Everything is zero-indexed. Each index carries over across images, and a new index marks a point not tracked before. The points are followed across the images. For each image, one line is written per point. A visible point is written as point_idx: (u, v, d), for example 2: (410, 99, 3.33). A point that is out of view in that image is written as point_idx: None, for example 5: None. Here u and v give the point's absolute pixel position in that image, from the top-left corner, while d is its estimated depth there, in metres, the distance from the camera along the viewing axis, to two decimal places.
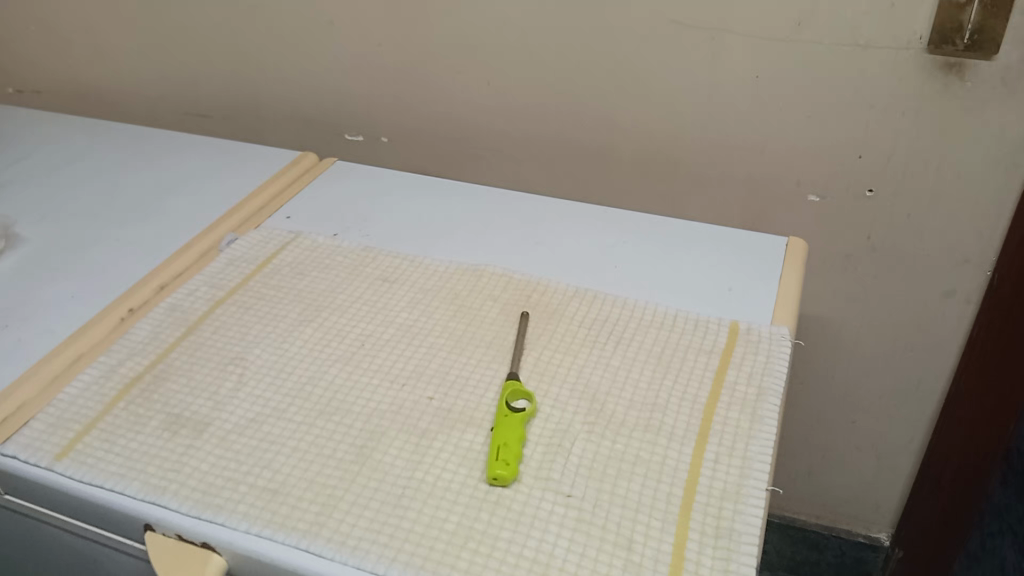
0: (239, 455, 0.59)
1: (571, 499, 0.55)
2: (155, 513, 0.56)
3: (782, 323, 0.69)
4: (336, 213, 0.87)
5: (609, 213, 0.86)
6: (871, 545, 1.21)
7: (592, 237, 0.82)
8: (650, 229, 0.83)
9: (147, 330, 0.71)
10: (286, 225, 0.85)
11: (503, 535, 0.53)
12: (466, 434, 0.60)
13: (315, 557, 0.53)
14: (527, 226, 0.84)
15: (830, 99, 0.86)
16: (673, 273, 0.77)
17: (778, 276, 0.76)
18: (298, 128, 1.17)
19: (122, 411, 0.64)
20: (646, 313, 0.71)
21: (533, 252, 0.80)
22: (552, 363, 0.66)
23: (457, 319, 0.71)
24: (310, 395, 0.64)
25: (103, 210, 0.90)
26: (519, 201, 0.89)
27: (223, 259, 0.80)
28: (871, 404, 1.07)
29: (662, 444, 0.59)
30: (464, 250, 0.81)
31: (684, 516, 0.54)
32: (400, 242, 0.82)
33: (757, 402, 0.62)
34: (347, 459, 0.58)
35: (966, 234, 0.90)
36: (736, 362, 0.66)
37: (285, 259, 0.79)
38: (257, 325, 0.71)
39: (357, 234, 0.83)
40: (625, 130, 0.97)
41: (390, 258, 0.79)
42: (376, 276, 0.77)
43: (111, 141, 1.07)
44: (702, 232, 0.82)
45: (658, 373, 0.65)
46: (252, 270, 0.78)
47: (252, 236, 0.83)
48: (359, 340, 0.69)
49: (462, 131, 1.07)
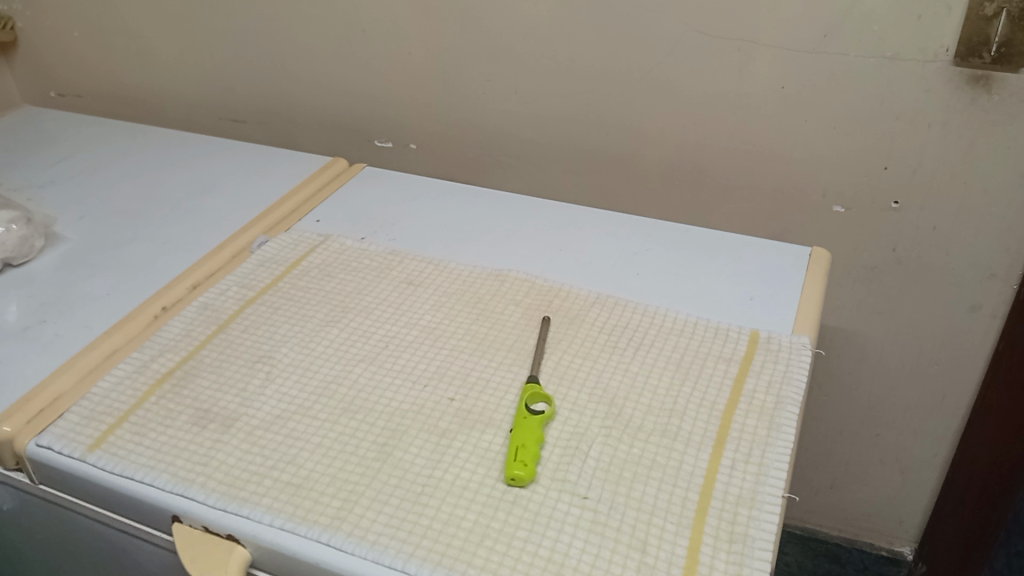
0: (265, 450, 0.61)
1: (587, 500, 0.56)
2: (183, 504, 0.58)
3: (802, 333, 0.70)
4: (364, 217, 0.89)
5: (633, 221, 0.87)
6: (893, 560, 1.20)
7: (614, 244, 0.83)
8: (674, 239, 0.84)
9: (179, 327, 0.74)
10: (316, 228, 0.87)
11: (518, 533, 0.54)
12: (486, 434, 0.61)
13: (335, 550, 0.54)
14: (551, 232, 0.85)
15: (856, 111, 0.86)
16: (694, 281, 0.77)
17: (800, 286, 0.76)
18: (329, 133, 1.20)
19: (153, 405, 0.65)
20: (667, 320, 0.72)
21: (556, 258, 0.81)
22: (572, 367, 0.67)
23: (479, 322, 0.72)
24: (334, 393, 0.66)
25: (139, 210, 0.93)
26: (544, 208, 0.90)
27: (254, 260, 0.82)
28: (895, 417, 1.07)
29: (679, 449, 0.60)
30: (488, 255, 0.82)
31: (698, 521, 0.55)
32: (426, 246, 0.83)
33: (775, 410, 0.63)
34: (368, 457, 0.60)
35: (993, 248, 0.89)
36: (755, 370, 0.66)
37: (314, 261, 0.81)
38: (285, 324, 0.73)
39: (384, 237, 0.85)
40: (651, 140, 0.98)
41: (416, 261, 0.81)
42: (402, 279, 0.78)
43: (148, 144, 1.09)
44: (726, 242, 0.83)
45: (676, 379, 0.66)
46: (282, 271, 0.80)
47: (282, 238, 0.85)
48: (383, 341, 0.71)
49: (490, 138, 1.08)
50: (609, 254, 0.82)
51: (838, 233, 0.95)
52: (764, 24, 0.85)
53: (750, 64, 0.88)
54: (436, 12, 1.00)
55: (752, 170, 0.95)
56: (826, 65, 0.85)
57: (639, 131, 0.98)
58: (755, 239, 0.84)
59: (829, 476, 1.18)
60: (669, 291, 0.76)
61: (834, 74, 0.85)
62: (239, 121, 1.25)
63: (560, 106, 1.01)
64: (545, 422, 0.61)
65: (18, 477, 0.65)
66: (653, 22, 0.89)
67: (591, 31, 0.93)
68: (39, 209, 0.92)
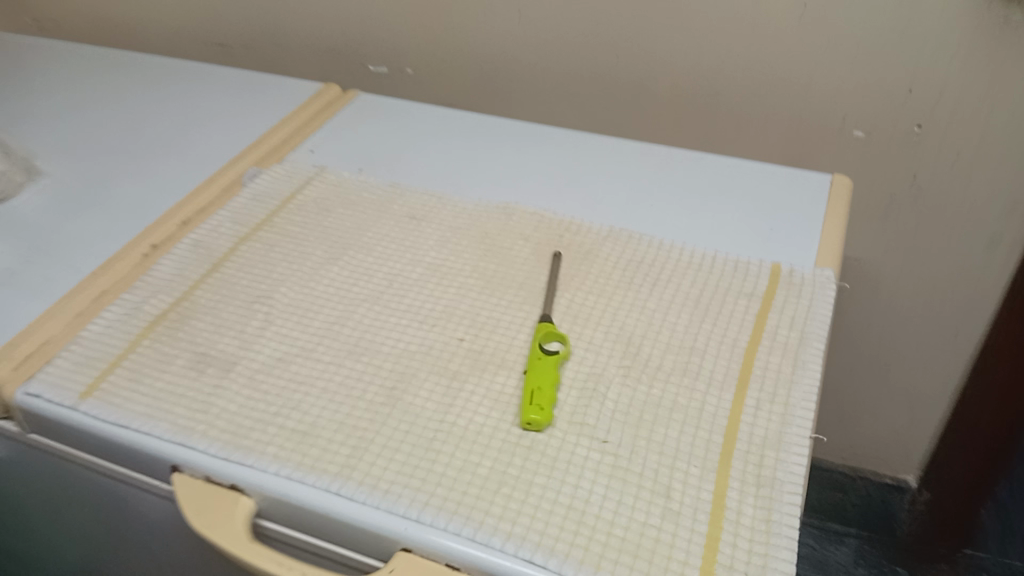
0: (268, 396, 0.58)
1: (607, 445, 0.54)
2: (184, 455, 0.55)
3: (825, 267, 0.67)
4: (362, 149, 0.84)
5: (645, 150, 0.83)
6: (896, 488, 1.20)
7: (625, 175, 0.79)
8: (688, 169, 0.80)
9: (171, 267, 0.70)
10: (310, 160, 0.83)
11: (537, 480, 0.52)
12: (499, 376, 0.58)
13: (346, 500, 0.52)
14: (559, 163, 0.81)
15: (881, 30, 0.81)
16: (710, 214, 0.74)
17: (821, 219, 0.73)
18: (321, 59, 1.14)
19: (148, 349, 0.62)
20: (684, 255, 0.68)
21: (566, 190, 0.77)
22: (586, 305, 0.64)
23: (486, 259, 0.69)
24: (338, 334, 0.62)
25: (125, 145, 0.88)
26: (551, 138, 0.85)
27: (246, 194, 0.77)
28: (905, 350, 1.05)
29: (701, 390, 0.57)
30: (495, 188, 0.78)
31: (724, 465, 0.52)
32: (428, 179, 0.79)
33: (800, 348, 0.60)
34: (377, 402, 0.57)
35: (1018, 175, 0.85)
36: (778, 306, 0.63)
37: (310, 195, 0.77)
38: (283, 263, 0.70)
39: (383, 170, 0.81)
40: (661, 64, 0.93)
41: (417, 195, 0.76)
42: (403, 214, 0.74)
43: (131, 72, 1.04)
44: (741, 173, 0.79)
45: (696, 316, 0.63)
46: (277, 206, 0.76)
47: (274, 171, 0.80)
48: (387, 279, 0.67)
49: (491, 63, 1.03)
50: (620, 188, 0.78)
51: (856, 160, 0.91)
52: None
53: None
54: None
55: (768, 96, 0.91)
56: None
57: (650, 55, 0.93)
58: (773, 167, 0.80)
59: (837, 409, 1.16)
60: (685, 225, 0.72)
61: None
62: (226, 46, 1.19)
63: (565, 28, 0.95)
64: (560, 362, 0.58)
65: (10, 427, 0.62)
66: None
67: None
68: (18, 143, 0.87)
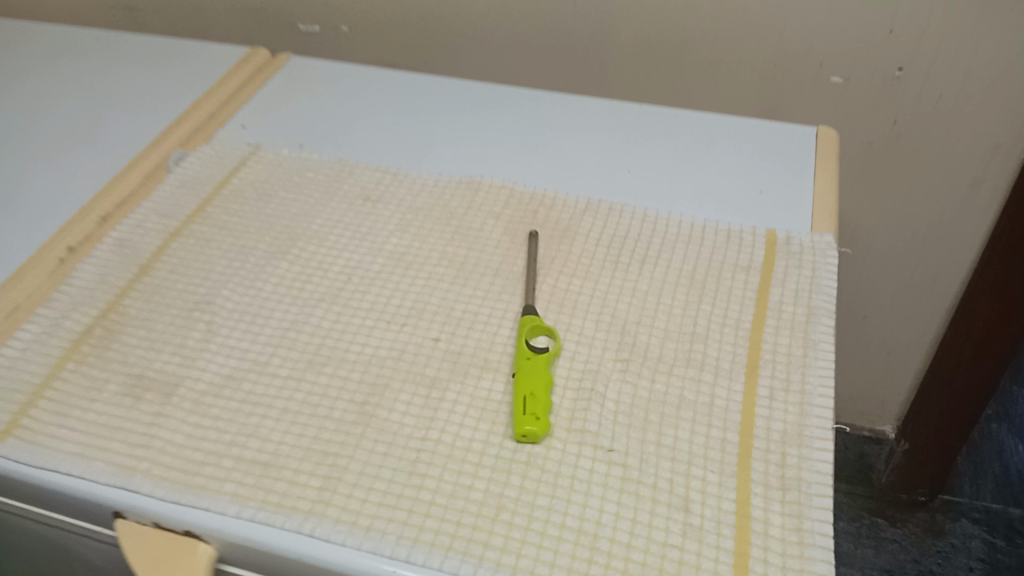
0: (220, 423, 0.51)
1: (613, 454, 0.48)
2: (126, 500, 0.48)
3: (824, 230, 0.61)
4: (300, 121, 0.75)
5: (614, 108, 0.76)
6: (875, 439, 1.22)
7: (596, 137, 0.72)
8: (663, 127, 0.73)
9: (93, 272, 0.61)
10: (243, 136, 0.73)
11: (540, 502, 0.46)
12: (483, 381, 0.52)
13: (321, 542, 0.45)
14: (523, 127, 0.74)
15: None
16: (693, 177, 0.68)
17: (812, 175, 0.67)
18: (243, 18, 1.03)
19: (74, 374, 0.54)
20: (671, 227, 0.63)
21: (533, 158, 0.70)
22: (571, 291, 0.58)
23: (455, 243, 0.62)
24: (295, 343, 0.55)
25: (27, 128, 0.77)
26: (510, 99, 0.78)
27: (173, 181, 0.68)
28: (884, 301, 1.03)
29: (708, 382, 0.52)
30: (455, 160, 0.70)
31: (743, 468, 0.47)
32: (379, 152, 0.71)
33: (808, 325, 0.55)
34: (347, 422, 0.50)
35: (1001, 116, 0.82)
36: (779, 279, 0.58)
37: (246, 177, 0.68)
38: (223, 259, 0.61)
39: (327, 144, 0.72)
40: (619, 11, 0.86)
41: (369, 171, 0.68)
42: (355, 195, 0.66)
43: (26, 41, 0.92)
44: (721, 128, 0.73)
45: (692, 296, 0.57)
46: (210, 192, 0.67)
47: (203, 152, 0.71)
48: (344, 273, 0.60)
49: (434, 17, 0.94)
50: (592, 152, 0.71)
51: (830, 106, 0.87)
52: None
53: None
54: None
55: (736, 37, 0.84)
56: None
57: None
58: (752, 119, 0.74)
59: None
60: (668, 190, 0.66)
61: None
62: (134, 8, 1.07)
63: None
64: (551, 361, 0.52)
65: None
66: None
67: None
68: None
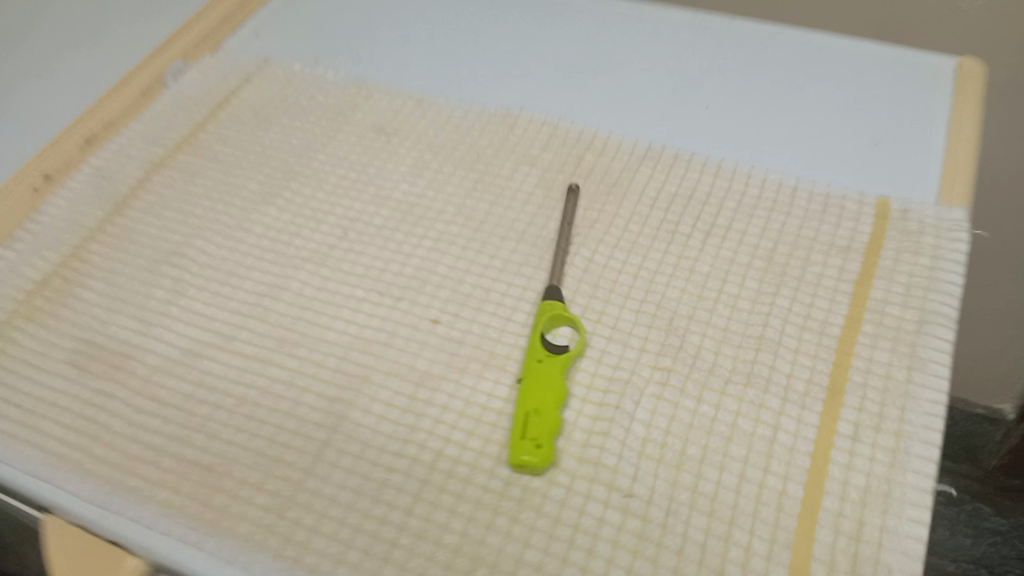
0: (167, 410, 0.42)
1: (632, 500, 0.37)
2: (46, 495, 0.39)
3: (955, 200, 0.46)
4: (319, 30, 0.64)
5: (699, 22, 0.61)
6: (990, 418, 1.10)
7: (666, 57, 0.58)
8: (754, 48, 0.58)
9: (62, 207, 0.52)
10: (254, 46, 0.63)
11: (528, 559, 0.36)
12: (483, 383, 0.42)
13: None
14: (580, 43, 0.61)
15: None
16: (787, 119, 0.53)
17: (949, 120, 0.51)
18: None
19: (17, 332, 0.46)
20: (751, 191, 0.49)
21: (587, 85, 0.57)
22: (610, 269, 0.46)
23: (478, 195, 0.51)
24: (268, 314, 0.46)
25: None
26: (574, 7, 0.64)
27: (167, 100, 0.59)
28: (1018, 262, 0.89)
29: (772, 409, 0.40)
30: (492, 82, 0.58)
31: (804, 537, 0.35)
32: (402, 71, 0.60)
33: (918, 335, 0.41)
34: (312, 423, 0.41)
35: None
36: (886, 267, 0.44)
37: (247, 99, 0.59)
38: (206, 201, 0.52)
39: (346, 57, 0.61)
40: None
41: (391, 95, 0.58)
42: (368, 127, 0.56)
43: None
44: (829, 54, 0.57)
45: (765, 285, 0.44)
46: (202, 116, 0.57)
47: (205, 66, 0.61)
48: (340, 226, 0.49)
49: None
50: (661, 77, 0.57)
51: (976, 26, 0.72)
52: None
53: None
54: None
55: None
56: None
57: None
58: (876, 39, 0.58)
59: None
60: (752, 137, 0.52)
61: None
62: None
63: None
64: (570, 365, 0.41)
65: None
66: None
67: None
68: None
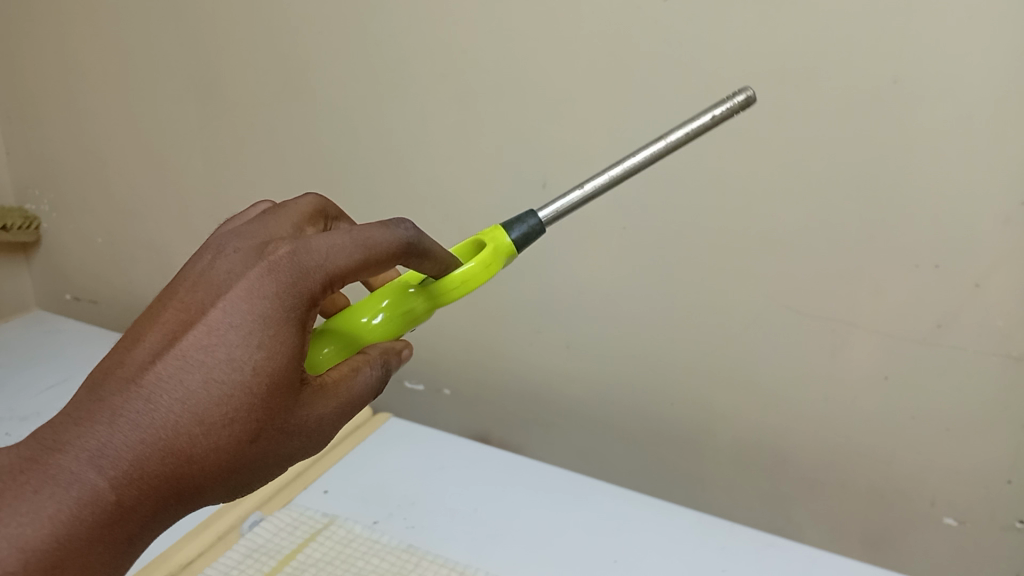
0: None
1: None
2: None
3: None
4: (363, 479, 0.59)
5: (737, 531, 0.55)
6: None
7: (660, 383, 0.64)
8: (795, 543, 0.54)
9: None
10: (322, 504, 0.56)
11: None
12: None
13: None
14: (563, 499, 0.57)
15: (991, 329, 0.52)
16: None
17: None
18: None
19: None
20: None
21: (582, 562, 0.51)
22: None
23: None
24: None
25: None
26: (587, 507, 0.57)
27: (237, 549, 0.50)
28: None
29: None
30: (499, 532, 0.54)
31: None
32: (427, 512, 0.55)
33: None
34: None
35: None
36: None
37: (311, 556, 0.50)
38: None
39: (401, 523, 0.54)
40: (573, 269, 0.63)
41: (435, 563, 0.50)
42: (405, 563, 0.50)
43: (61, 370, 0.74)
44: (808, 496, 0.63)
45: None
46: (271, 567, 0.49)
47: (278, 517, 0.54)
48: None
49: (447, 369, 0.73)
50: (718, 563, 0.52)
51: None
52: (857, 17, 0.47)
53: (803, 154, 0.51)
54: (259, 30, 0.67)
55: (760, 341, 0.59)
56: (927, 171, 0.49)
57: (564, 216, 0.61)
58: (858, 382, 0.57)
59: None
60: None
61: (939, 241, 0.50)
62: (29, 245, 0.91)
63: (457, 178, 0.64)
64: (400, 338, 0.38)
65: None
66: (644, 46, 0.53)
67: (511, 55, 0.58)
68: None
